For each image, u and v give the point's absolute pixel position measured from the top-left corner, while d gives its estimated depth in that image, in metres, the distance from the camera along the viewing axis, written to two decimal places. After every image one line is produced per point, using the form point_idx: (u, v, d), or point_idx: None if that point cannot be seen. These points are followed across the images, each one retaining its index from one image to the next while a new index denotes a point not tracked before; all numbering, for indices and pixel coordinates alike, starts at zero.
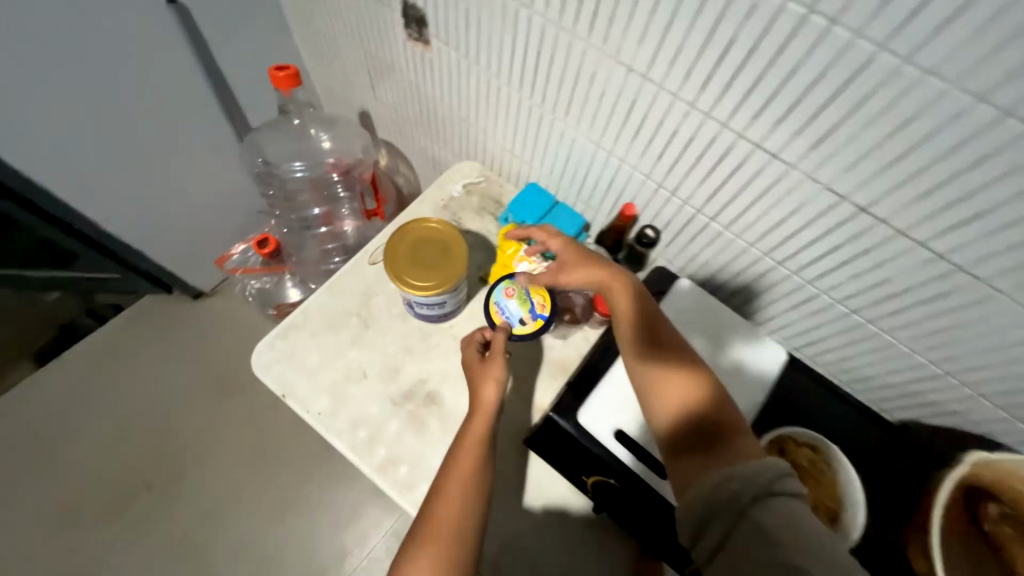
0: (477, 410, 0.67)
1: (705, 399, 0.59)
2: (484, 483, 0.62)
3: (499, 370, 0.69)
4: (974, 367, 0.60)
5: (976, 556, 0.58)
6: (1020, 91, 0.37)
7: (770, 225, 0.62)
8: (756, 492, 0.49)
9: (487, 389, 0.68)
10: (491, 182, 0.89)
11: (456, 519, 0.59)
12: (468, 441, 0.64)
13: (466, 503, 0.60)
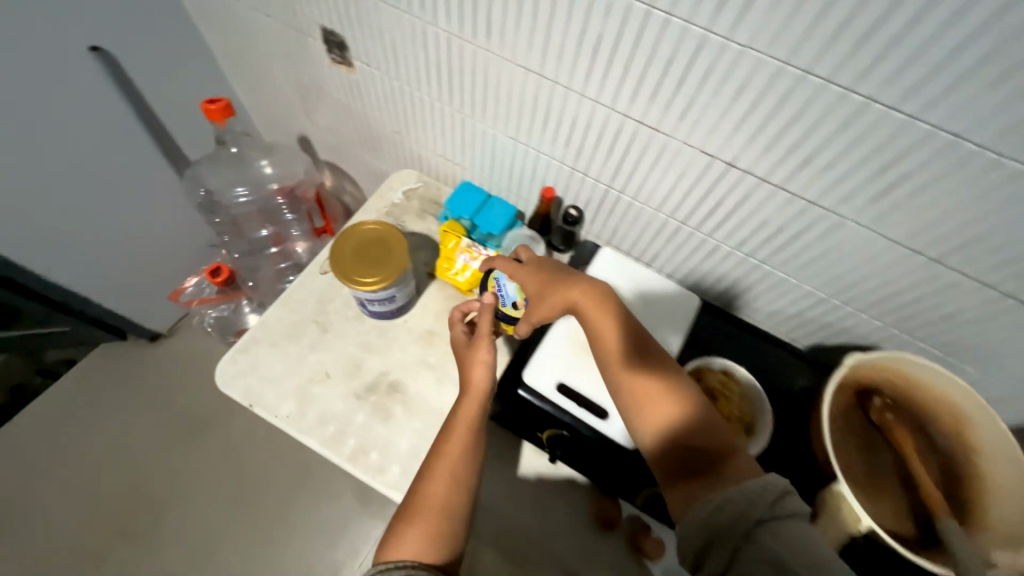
0: (470, 391, 0.70)
1: (692, 417, 0.58)
2: (474, 462, 0.65)
3: (485, 349, 0.72)
4: (842, 287, 0.72)
5: (871, 443, 0.69)
6: (812, 54, 0.50)
7: (666, 189, 0.75)
8: (752, 518, 0.48)
9: (479, 370, 0.70)
10: (429, 186, 1.01)
11: (446, 501, 0.62)
12: (459, 422, 0.67)
13: (455, 485, 0.63)
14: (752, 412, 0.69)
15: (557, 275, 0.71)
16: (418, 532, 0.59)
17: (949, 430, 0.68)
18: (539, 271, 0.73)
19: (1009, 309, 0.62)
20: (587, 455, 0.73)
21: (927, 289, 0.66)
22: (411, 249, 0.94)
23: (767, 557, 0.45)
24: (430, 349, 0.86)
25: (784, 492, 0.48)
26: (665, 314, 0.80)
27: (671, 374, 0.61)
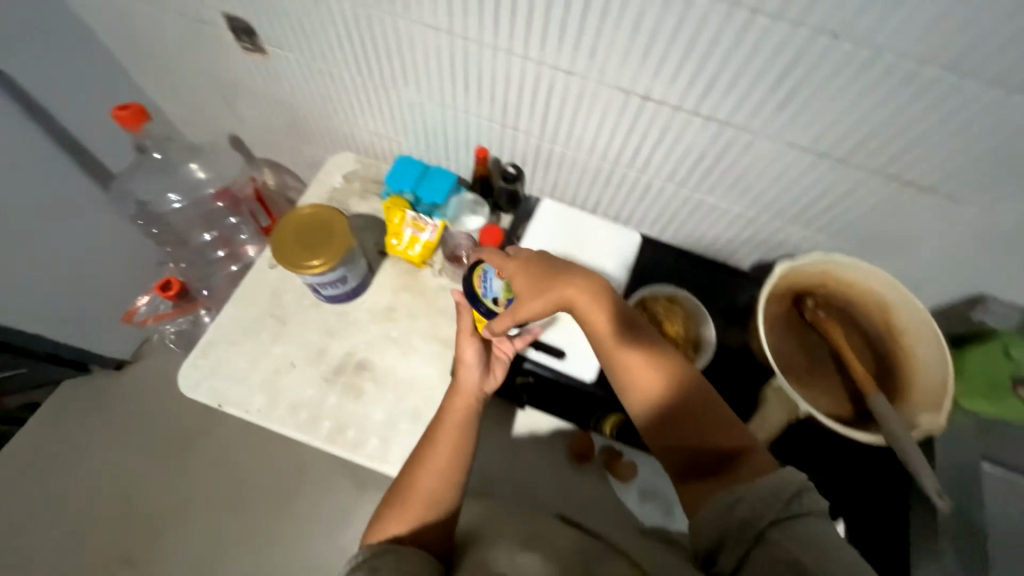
0: (459, 387, 0.70)
1: (699, 413, 0.59)
2: (464, 452, 0.66)
3: (470, 350, 0.73)
4: (767, 202, 0.77)
5: (810, 345, 0.74)
6: None
7: (594, 132, 0.77)
8: (761, 526, 0.47)
9: (468, 369, 0.72)
10: (368, 166, 1.01)
11: (435, 488, 0.62)
12: (449, 418, 0.68)
13: (445, 472, 0.64)
14: (697, 329, 0.75)
15: (550, 275, 0.67)
16: (406, 515, 0.60)
17: (874, 313, 0.74)
18: (530, 269, 0.68)
19: (911, 197, 0.67)
20: (555, 395, 0.80)
21: (840, 190, 0.70)
22: (360, 232, 0.94)
23: (780, 553, 0.44)
24: (392, 325, 0.88)
25: (799, 488, 0.47)
26: (607, 254, 0.85)
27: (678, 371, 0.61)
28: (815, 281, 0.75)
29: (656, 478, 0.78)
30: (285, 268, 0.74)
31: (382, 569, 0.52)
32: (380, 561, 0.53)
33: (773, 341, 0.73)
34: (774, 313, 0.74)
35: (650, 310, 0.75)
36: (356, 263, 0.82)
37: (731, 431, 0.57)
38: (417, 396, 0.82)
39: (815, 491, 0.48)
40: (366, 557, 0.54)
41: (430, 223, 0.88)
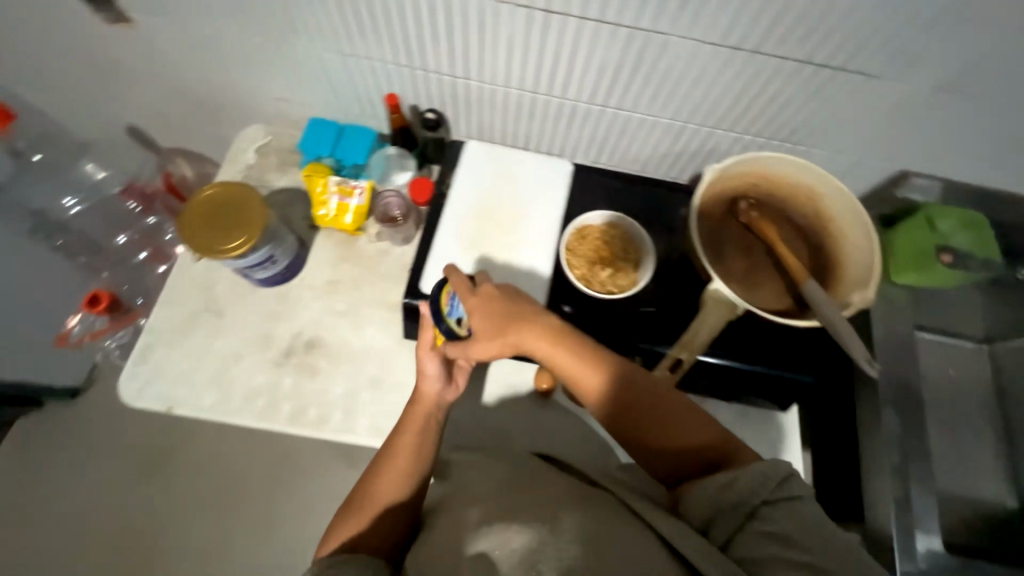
0: (419, 399, 0.66)
1: (674, 426, 0.57)
2: (422, 460, 0.63)
3: (430, 362, 0.66)
4: (689, 109, 0.76)
5: (747, 246, 0.75)
6: None
7: (505, 60, 0.73)
8: (747, 508, 0.49)
9: (428, 382, 0.66)
10: (281, 136, 0.94)
11: (391, 496, 0.61)
12: (409, 427, 0.64)
13: (401, 478, 0.62)
14: (637, 249, 0.75)
15: (511, 317, 0.62)
16: (360, 518, 0.59)
17: (804, 205, 0.75)
18: (497, 303, 0.63)
19: (825, 79, 0.67)
20: None
21: (757, 84, 0.70)
22: (286, 207, 0.89)
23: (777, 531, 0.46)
24: (338, 298, 0.85)
25: (789, 474, 0.49)
26: (541, 186, 0.79)
27: (649, 389, 0.59)
28: (746, 182, 0.75)
29: None
30: (212, 259, 0.69)
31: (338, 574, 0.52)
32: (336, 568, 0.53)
33: (711, 247, 0.74)
34: (709, 220, 0.74)
35: (588, 237, 0.75)
36: (284, 240, 0.78)
37: (705, 431, 0.57)
38: (375, 364, 0.81)
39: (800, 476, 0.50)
40: (321, 566, 0.54)
41: (358, 186, 0.84)
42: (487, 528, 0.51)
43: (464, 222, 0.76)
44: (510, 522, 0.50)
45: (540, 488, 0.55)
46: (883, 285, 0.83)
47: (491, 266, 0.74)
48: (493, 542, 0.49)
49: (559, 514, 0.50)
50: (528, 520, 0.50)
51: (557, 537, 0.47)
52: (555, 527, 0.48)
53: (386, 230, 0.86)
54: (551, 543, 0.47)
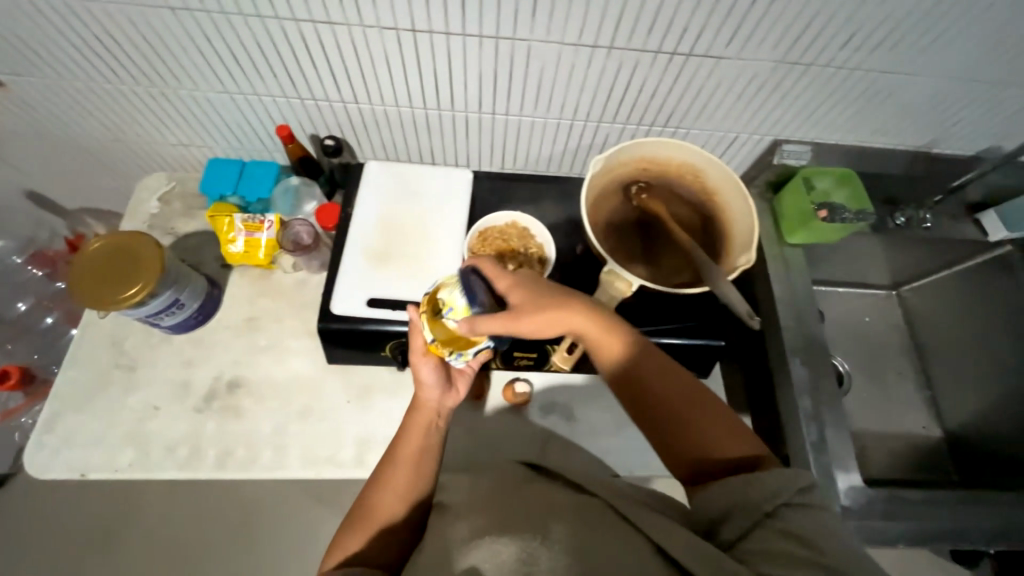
0: (418, 407, 0.64)
1: (707, 424, 0.56)
2: (427, 472, 0.61)
3: (427, 369, 0.63)
4: (571, 106, 0.80)
5: (643, 226, 0.79)
6: None
7: (388, 80, 0.76)
8: (764, 508, 0.48)
9: (427, 390, 0.64)
10: (185, 181, 0.94)
11: (396, 509, 0.58)
12: (407, 437, 0.62)
13: (406, 491, 0.59)
14: (540, 244, 0.76)
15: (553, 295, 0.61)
16: (366, 531, 0.56)
17: (690, 181, 0.80)
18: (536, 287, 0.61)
19: (683, 65, 0.73)
20: None
21: (625, 76, 0.75)
22: (195, 250, 0.88)
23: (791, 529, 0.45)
24: (257, 334, 0.83)
25: (810, 481, 0.49)
26: (444, 196, 0.82)
27: (682, 384, 0.59)
28: (636, 167, 0.80)
29: (551, 390, 0.84)
30: (117, 308, 0.67)
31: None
32: None
33: (609, 230, 0.77)
34: (605, 205, 0.78)
35: (489, 239, 0.75)
36: (190, 283, 0.77)
37: (734, 430, 0.56)
38: (301, 394, 0.79)
39: (819, 486, 0.49)
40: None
41: (266, 220, 0.83)
42: (479, 541, 0.49)
43: (371, 240, 0.77)
44: (502, 533, 0.49)
45: (532, 497, 0.54)
46: (779, 247, 0.89)
47: (398, 279, 0.75)
48: (482, 554, 0.48)
49: (552, 524, 0.49)
50: (523, 532, 0.49)
51: (549, 548, 0.47)
52: (545, 537, 0.48)
53: (302, 260, 0.86)
54: (546, 555, 0.46)
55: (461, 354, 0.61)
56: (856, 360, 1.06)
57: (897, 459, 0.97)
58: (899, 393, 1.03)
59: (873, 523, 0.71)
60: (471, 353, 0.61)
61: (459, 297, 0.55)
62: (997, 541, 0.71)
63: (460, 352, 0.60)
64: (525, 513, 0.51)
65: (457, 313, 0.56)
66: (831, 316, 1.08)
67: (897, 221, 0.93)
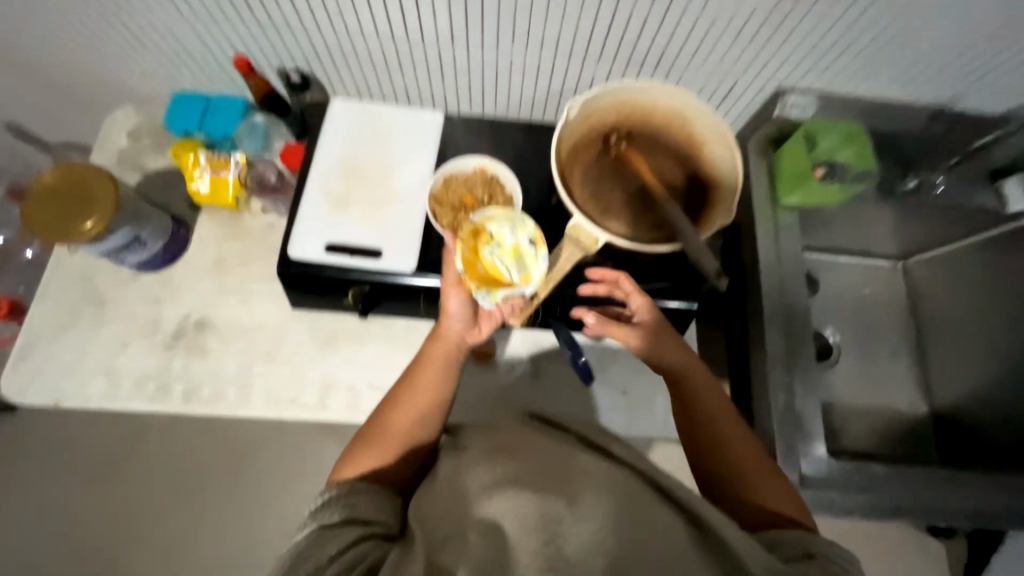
0: (437, 335, 0.60)
1: (769, 484, 0.54)
2: (445, 401, 0.56)
3: (457, 299, 0.60)
4: (552, 43, 0.73)
5: (624, 178, 0.73)
6: None
7: (350, 8, 0.69)
8: (809, 549, 0.47)
9: (449, 320, 0.60)
10: (153, 116, 0.91)
11: (411, 434, 0.53)
12: (427, 361, 0.58)
13: (423, 418, 0.54)
14: (511, 196, 0.72)
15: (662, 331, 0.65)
16: (383, 453, 0.51)
17: (678, 131, 0.74)
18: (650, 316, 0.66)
19: None
20: (393, 299, 0.74)
21: (610, 9, 0.67)
22: (164, 189, 0.87)
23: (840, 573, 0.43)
24: (226, 276, 0.83)
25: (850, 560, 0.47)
26: (415, 141, 0.78)
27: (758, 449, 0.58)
28: (621, 114, 0.74)
29: (519, 346, 0.82)
30: (79, 243, 0.67)
31: (361, 507, 0.46)
32: (360, 499, 0.47)
33: (581, 180, 0.71)
34: (582, 153, 0.73)
35: (453, 187, 0.71)
36: (153, 220, 0.76)
37: (792, 502, 0.53)
38: (267, 338, 0.79)
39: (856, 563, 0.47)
40: (344, 494, 0.47)
41: (232, 158, 0.80)
42: (502, 491, 0.41)
43: (331, 183, 0.74)
44: (526, 487, 0.40)
45: (553, 444, 0.46)
46: (773, 211, 0.83)
47: (356, 226, 0.72)
48: (505, 507, 0.40)
49: (580, 484, 0.41)
50: (548, 490, 0.40)
51: (575, 512, 0.39)
52: (571, 498, 0.40)
53: (268, 201, 0.85)
54: (572, 518, 0.39)
55: (490, 295, 0.57)
56: (849, 333, 1.01)
57: (878, 434, 0.95)
58: (890, 369, 0.99)
59: (838, 499, 0.68)
60: (500, 296, 0.57)
61: (510, 235, 0.58)
62: (969, 523, 0.69)
63: (489, 290, 0.57)
64: (553, 467, 0.43)
65: (504, 249, 0.57)
66: (828, 286, 1.03)
67: (907, 184, 0.87)
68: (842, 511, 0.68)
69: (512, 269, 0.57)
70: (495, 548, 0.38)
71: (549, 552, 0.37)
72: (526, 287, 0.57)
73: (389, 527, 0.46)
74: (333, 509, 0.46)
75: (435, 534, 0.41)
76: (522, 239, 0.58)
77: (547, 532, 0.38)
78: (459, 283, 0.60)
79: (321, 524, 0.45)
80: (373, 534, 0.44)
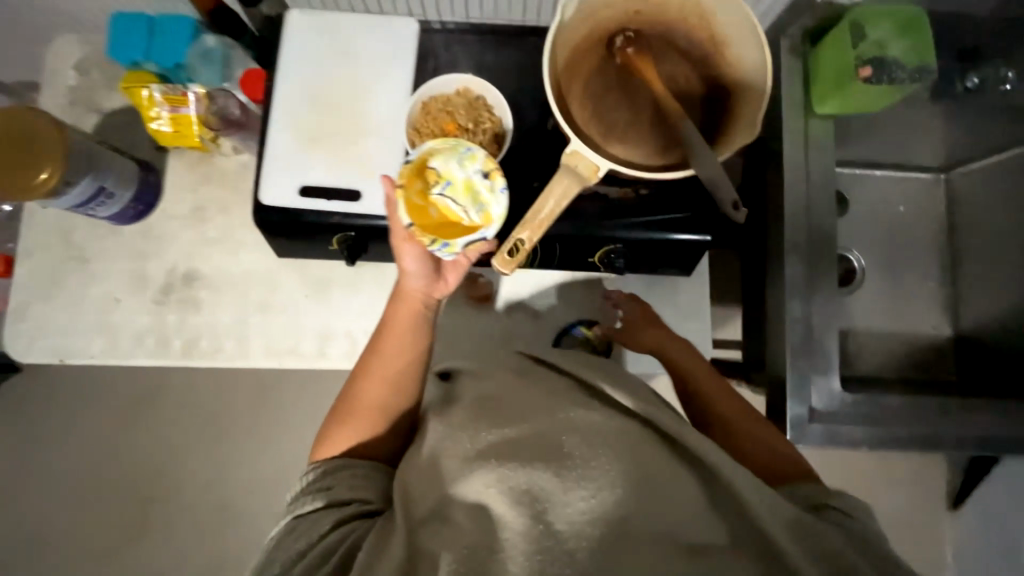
0: (401, 297, 0.58)
1: (752, 432, 0.57)
2: (417, 360, 0.55)
3: (411, 257, 0.56)
4: None
5: (631, 89, 0.63)
6: None
7: None
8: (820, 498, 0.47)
9: (409, 279, 0.57)
10: (98, 45, 0.80)
11: (381, 401, 0.52)
12: (394, 327, 0.56)
13: (393, 382, 0.54)
14: (498, 121, 0.63)
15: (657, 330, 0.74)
16: (356, 425, 0.51)
17: (695, 27, 0.63)
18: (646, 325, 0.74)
19: None
20: (384, 240, 0.68)
21: None
22: (126, 131, 0.79)
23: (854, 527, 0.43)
24: (206, 224, 0.78)
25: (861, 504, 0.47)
26: (388, 58, 0.68)
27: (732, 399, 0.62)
28: (627, 9, 0.62)
29: (517, 286, 0.78)
30: (40, 198, 0.62)
31: (338, 488, 0.47)
32: (334, 479, 0.47)
33: (580, 95, 0.62)
34: (580, 62, 0.62)
35: (432, 113, 0.63)
36: (114, 166, 0.70)
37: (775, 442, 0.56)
38: (257, 288, 0.77)
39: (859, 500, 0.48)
40: (320, 477, 0.48)
41: (190, 92, 0.71)
42: (484, 464, 0.41)
43: (297, 115, 0.66)
44: (514, 458, 0.40)
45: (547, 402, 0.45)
46: (804, 121, 0.72)
47: (329, 166, 0.65)
48: (482, 484, 0.40)
49: (571, 446, 0.41)
50: (534, 460, 0.40)
51: (564, 481, 0.39)
52: (559, 464, 0.40)
53: (237, 139, 0.77)
54: (561, 489, 0.38)
55: (448, 246, 0.54)
56: (875, 255, 0.94)
57: (895, 360, 0.91)
58: (915, 292, 0.93)
59: (849, 431, 0.67)
60: (460, 244, 0.53)
61: (459, 169, 0.54)
62: (983, 450, 0.67)
63: (445, 240, 0.53)
64: (545, 430, 0.42)
65: (455, 187, 0.54)
66: (858, 204, 0.93)
67: (967, 84, 0.74)
68: (850, 443, 0.67)
69: (468, 209, 0.54)
70: (484, 524, 0.38)
71: (537, 531, 0.37)
72: (487, 228, 0.54)
73: (369, 503, 0.46)
74: (309, 496, 0.46)
75: (420, 505, 0.41)
76: (472, 172, 0.54)
77: (534, 507, 0.38)
78: (410, 237, 0.55)
79: (298, 513, 0.45)
80: (351, 515, 0.44)
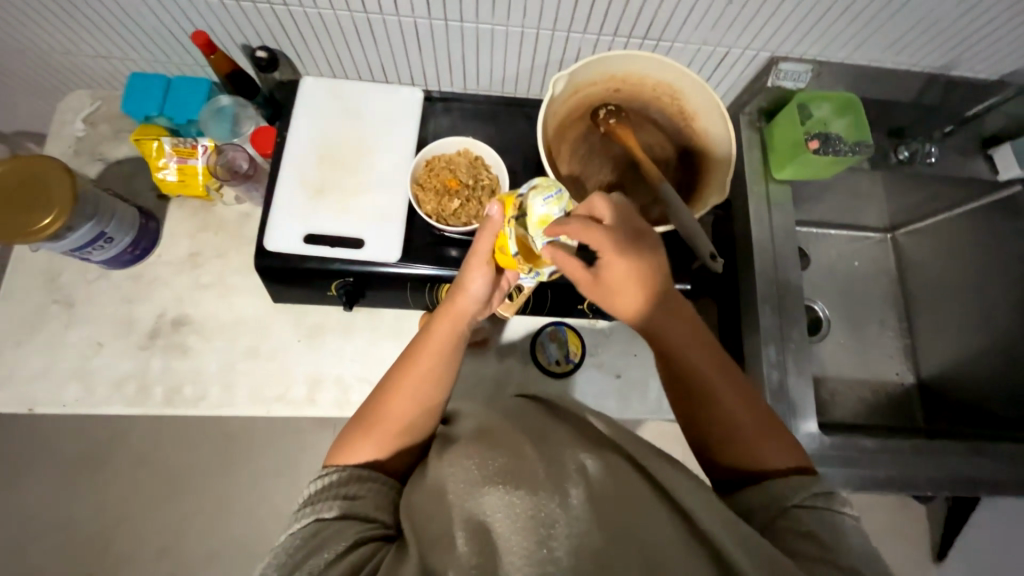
0: (450, 311, 0.55)
1: (757, 437, 0.48)
2: (449, 383, 0.53)
3: (480, 279, 0.56)
4: (540, 15, 0.67)
5: (613, 155, 0.71)
6: None
7: None
8: (782, 502, 0.43)
9: (468, 300, 0.56)
10: (111, 102, 0.85)
11: (410, 418, 0.50)
12: (435, 339, 0.54)
13: (424, 404, 0.51)
14: (495, 178, 0.69)
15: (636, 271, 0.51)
16: (379, 439, 0.49)
17: (667, 103, 0.71)
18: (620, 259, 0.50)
19: None
20: (380, 287, 0.71)
21: None
22: (130, 179, 0.82)
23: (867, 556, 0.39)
24: (200, 270, 0.79)
25: (824, 498, 0.43)
26: (393, 119, 0.74)
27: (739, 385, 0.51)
28: (609, 86, 0.70)
29: (508, 334, 0.80)
30: (56, 225, 0.62)
31: (362, 498, 0.45)
32: (358, 489, 0.46)
33: (566, 159, 0.69)
34: (567, 129, 0.70)
35: (435, 169, 0.69)
36: (117, 213, 0.72)
37: (784, 442, 0.49)
38: (247, 334, 0.77)
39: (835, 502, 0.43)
40: (343, 480, 0.46)
41: (200, 144, 0.77)
42: (490, 488, 0.40)
43: (306, 166, 0.70)
44: (517, 484, 0.40)
45: (549, 446, 0.44)
46: (765, 185, 0.80)
47: (337, 213, 0.69)
48: (494, 504, 0.39)
49: (571, 483, 0.40)
50: (539, 488, 0.39)
51: (567, 514, 0.38)
52: (562, 497, 0.39)
53: (240, 189, 0.78)
54: (566, 516, 0.38)
55: (538, 273, 0.57)
56: (837, 305, 1.01)
57: (866, 406, 0.95)
58: (878, 340, 1.00)
59: (831, 473, 0.69)
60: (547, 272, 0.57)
61: (541, 206, 0.51)
62: (954, 489, 0.70)
63: (537, 270, 0.56)
64: (544, 463, 0.42)
65: (530, 221, 0.52)
66: (818, 259, 1.02)
67: (898, 156, 0.85)
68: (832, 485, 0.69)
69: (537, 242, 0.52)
70: (485, 549, 0.37)
71: (540, 555, 0.36)
72: None
73: (386, 527, 0.44)
74: (331, 501, 0.45)
75: (425, 531, 0.39)
76: (555, 211, 0.51)
77: (539, 532, 0.37)
78: (490, 262, 0.55)
79: (318, 517, 0.43)
80: (369, 536, 0.42)
